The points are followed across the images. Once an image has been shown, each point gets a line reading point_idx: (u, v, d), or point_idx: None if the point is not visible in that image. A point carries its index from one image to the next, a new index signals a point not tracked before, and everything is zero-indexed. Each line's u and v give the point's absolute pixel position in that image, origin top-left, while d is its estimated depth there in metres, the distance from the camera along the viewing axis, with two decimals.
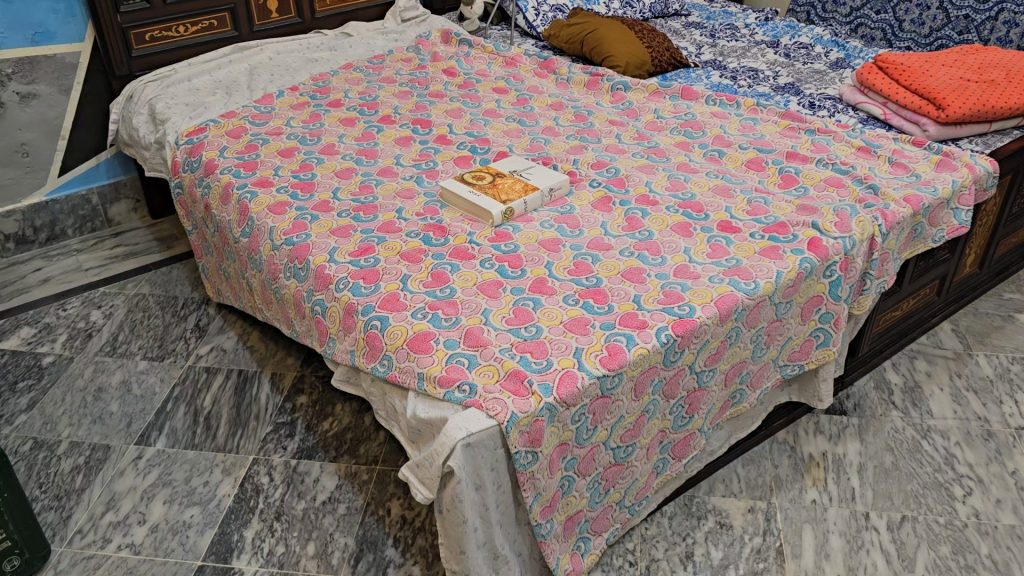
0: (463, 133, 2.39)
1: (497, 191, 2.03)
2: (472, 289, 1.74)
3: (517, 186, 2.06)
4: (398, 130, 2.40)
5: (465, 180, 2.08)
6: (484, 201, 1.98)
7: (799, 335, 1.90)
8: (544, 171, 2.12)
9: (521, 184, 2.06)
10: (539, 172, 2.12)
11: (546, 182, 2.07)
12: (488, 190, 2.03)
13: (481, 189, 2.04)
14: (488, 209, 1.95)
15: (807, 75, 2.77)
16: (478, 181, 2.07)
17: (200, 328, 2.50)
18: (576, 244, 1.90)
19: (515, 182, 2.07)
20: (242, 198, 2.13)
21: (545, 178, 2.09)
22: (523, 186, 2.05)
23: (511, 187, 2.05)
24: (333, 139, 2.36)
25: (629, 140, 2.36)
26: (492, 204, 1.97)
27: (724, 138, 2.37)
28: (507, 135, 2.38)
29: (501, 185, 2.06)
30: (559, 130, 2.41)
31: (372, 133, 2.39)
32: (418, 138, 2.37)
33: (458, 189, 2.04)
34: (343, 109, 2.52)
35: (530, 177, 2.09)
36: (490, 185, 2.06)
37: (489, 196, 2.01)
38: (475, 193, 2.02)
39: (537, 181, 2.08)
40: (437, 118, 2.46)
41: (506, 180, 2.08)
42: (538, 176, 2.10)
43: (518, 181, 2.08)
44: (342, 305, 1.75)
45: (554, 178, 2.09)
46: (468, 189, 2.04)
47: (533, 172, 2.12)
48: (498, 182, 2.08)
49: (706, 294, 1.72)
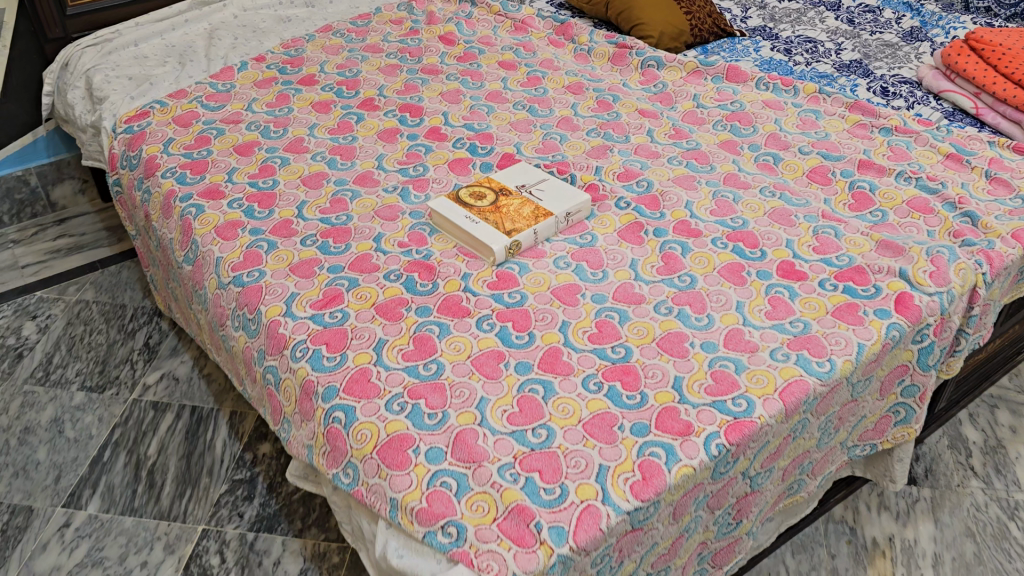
0: (461, 125, 1.97)
1: (500, 215, 1.62)
2: (465, 366, 1.35)
3: (526, 207, 1.64)
4: (382, 120, 1.98)
5: (460, 198, 1.67)
6: (484, 232, 1.58)
7: (874, 412, 1.52)
8: (560, 186, 1.71)
9: (530, 205, 1.65)
10: (553, 188, 1.70)
11: (563, 203, 1.66)
12: (489, 214, 1.62)
13: (480, 212, 1.63)
14: (489, 243, 1.55)
15: (876, 49, 2.31)
16: (476, 200, 1.66)
17: (150, 350, 2.12)
18: (599, 294, 1.50)
19: (523, 202, 1.66)
20: (185, 213, 1.72)
21: (561, 196, 1.68)
22: (533, 208, 1.64)
23: (519, 210, 1.64)
24: (302, 130, 1.94)
25: (663, 140, 1.93)
26: (494, 236, 1.56)
27: (779, 139, 1.94)
28: (514, 129, 1.96)
29: (506, 207, 1.64)
30: (578, 123, 1.98)
31: (350, 123, 1.96)
32: (406, 131, 1.94)
33: (451, 212, 1.63)
34: (317, 89, 2.08)
35: (543, 195, 1.68)
36: (493, 206, 1.64)
37: (491, 222, 1.60)
38: (473, 218, 1.61)
39: (551, 202, 1.66)
40: (429, 104, 2.03)
41: (513, 199, 1.66)
42: (552, 194, 1.68)
43: (527, 201, 1.66)
44: (298, 381, 1.37)
45: (573, 197, 1.67)
46: (464, 212, 1.63)
47: (546, 187, 1.70)
48: (502, 201, 1.66)
49: (768, 381, 1.33)
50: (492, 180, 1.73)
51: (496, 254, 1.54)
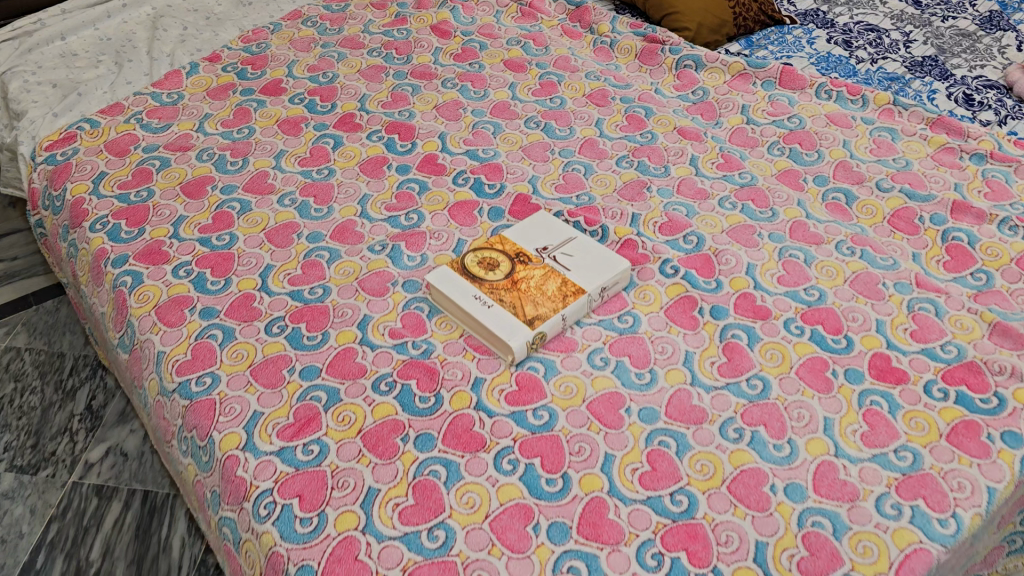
0: (462, 151, 1.60)
1: (519, 294, 1.27)
2: (481, 533, 1.02)
3: (551, 281, 1.30)
4: (365, 146, 1.61)
5: (466, 268, 1.32)
6: (499, 320, 1.23)
7: (988, 546, 1.22)
8: (592, 248, 1.36)
9: (556, 278, 1.30)
10: (583, 251, 1.35)
11: (596, 274, 1.31)
12: (505, 292, 1.28)
13: (493, 289, 1.28)
14: (507, 338, 1.21)
15: (952, 41, 1.95)
16: (488, 271, 1.31)
17: (93, 415, 1.80)
18: (558, 523, 1.03)
19: (547, 273, 1.31)
20: (119, 283, 1.36)
21: (594, 264, 1.33)
22: (559, 283, 1.30)
23: (542, 285, 1.29)
24: (266, 161, 1.57)
25: (710, 171, 1.58)
26: (512, 328, 1.22)
27: (851, 169, 1.59)
28: (527, 157, 1.60)
29: (526, 281, 1.30)
30: (605, 147, 1.62)
31: (325, 150, 1.60)
32: (394, 161, 1.58)
33: (456, 291, 1.28)
34: (284, 101, 1.71)
35: (571, 263, 1.33)
36: (509, 280, 1.30)
37: (508, 305, 1.26)
38: (485, 299, 1.27)
39: (581, 272, 1.32)
40: (422, 122, 1.66)
41: (534, 269, 1.32)
42: (582, 260, 1.34)
43: (552, 272, 1.31)
44: (262, 549, 1.04)
45: (608, 265, 1.33)
46: (472, 289, 1.28)
47: (574, 250, 1.36)
48: (520, 272, 1.31)
49: (880, 552, 1.01)
50: (505, 241, 1.38)
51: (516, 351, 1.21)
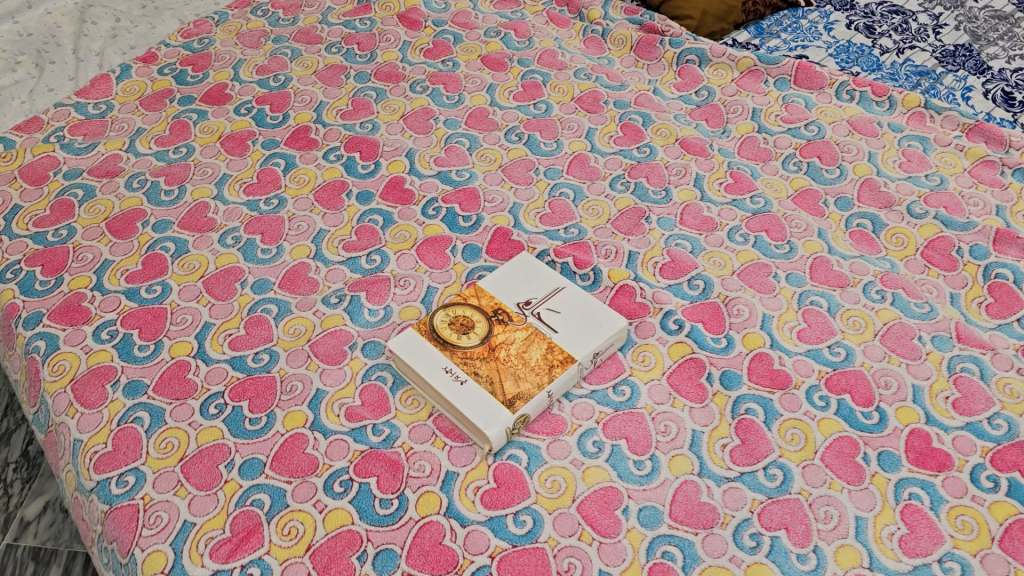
0: (433, 172, 1.40)
1: (497, 365, 1.09)
2: None
3: (535, 347, 1.11)
4: (321, 167, 1.40)
5: (435, 331, 1.13)
6: (473, 401, 1.05)
7: None
8: (583, 301, 1.17)
9: (540, 343, 1.11)
10: (571, 304, 1.16)
11: (588, 335, 1.12)
12: (481, 363, 1.09)
13: (467, 359, 1.09)
14: (483, 425, 1.02)
15: (986, 25, 1.73)
16: (461, 335, 1.12)
17: (29, 464, 1.63)
18: None
19: (530, 337, 1.12)
20: (31, 348, 1.17)
21: (585, 323, 1.14)
22: (544, 349, 1.11)
23: (524, 352, 1.10)
24: (206, 189, 1.37)
25: (717, 194, 1.38)
26: (489, 411, 1.04)
27: (877, 188, 1.39)
28: (507, 179, 1.39)
29: (506, 347, 1.11)
30: (596, 165, 1.42)
31: (275, 173, 1.39)
32: (354, 187, 1.37)
33: (424, 362, 1.09)
34: (229, 111, 1.50)
35: (558, 322, 1.14)
36: (485, 347, 1.11)
37: (485, 379, 1.07)
38: (457, 372, 1.08)
39: (570, 333, 1.13)
40: (387, 136, 1.45)
41: (515, 331, 1.13)
42: (571, 316, 1.15)
43: (536, 334, 1.12)
44: None
45: (601, 324, 1.14)
46: (442, 360, 1.09)
47: (562, 304, 1.16)
48: (499, 335, 1.12)
49: None
50: (481, 294, 1.18)
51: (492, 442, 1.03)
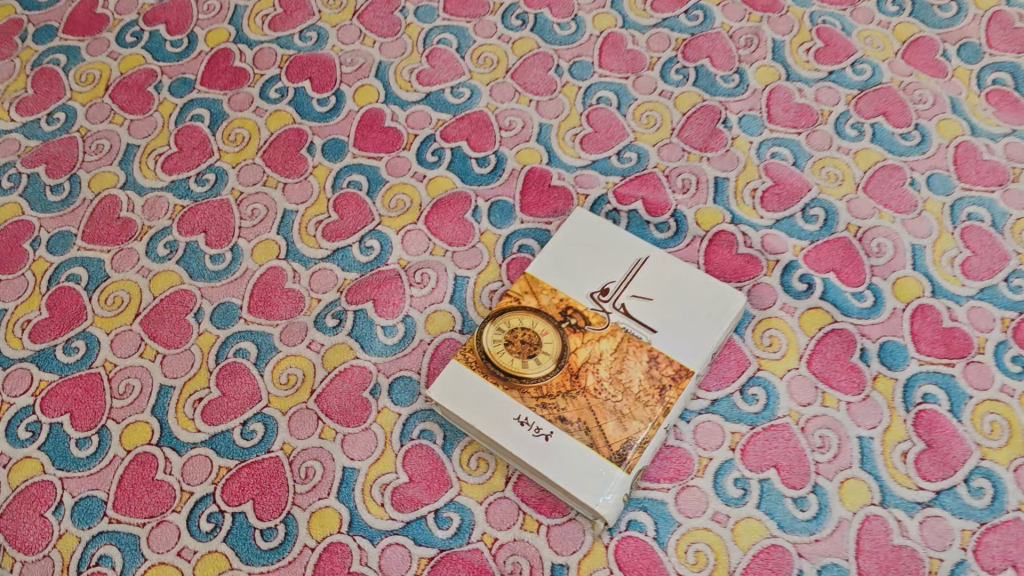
0: (418, 96, 1.01)
1: (589, 402, 0.78)
2: None
3: (632, 362, 0.80)
4: (263, 113, 1.00)
5: (489, 360, 0.80)
6: (570, 464, 0.75)
7: None
8: (678, 276, 0.84)
9: (637, 354, 0.80)
10: (665, 284, 0.84)
11: (699, 330, 0.81)
12: (565, 402, 0.78)
13: (545, 399, 0.78)
14: (592, 501, 0.74)
15: None
16: (527, 361, 0.79)
17: None
18: None
19: (621, 346, 0.81)
20: None
21: (690, 310, 0.82)
22: (645, 364, 0.80)
23: (619, 373, 0.79)
24: (109, 174, 0.97)
25: (806, 67, 1.01)
26: (595, 477, 0.75)
27: (1010, 27, 1.04)
28: (520, 88, 1.01)
29: (593, 370, 0.80)
30: (636, 47, 1.03)
31: (201, 133, 0.99)
32: (316, 137, 0.99)
33: (486, 414, 0.78)
34: (110, 44, 1.06)
35: (655, 316, 0.82)
36: (565, 374, 0.79)
37: (578, 427, 0.77)
38: (537, 423, 0.77)
39: (673, 329, 0.81)
40: (342, 48, 1.04)
41: (598, 341, 0.81)
42: (668, 303, 0.83)
43: (628, 341, 0.81)
44: None
45: (712, 307, 0.82)
46: (511, 408, 0.78)
47: (652, 286, 0.84)
48: (578, 351, 0.80)
49: None
50: (536, 285, 0.84)
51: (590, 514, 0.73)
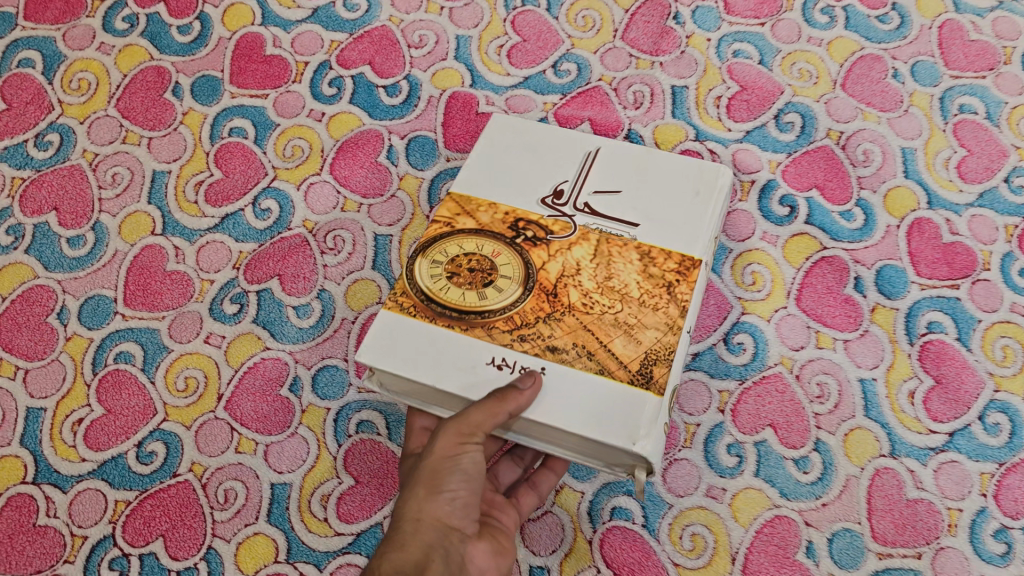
0: (305, 13, 0.83)
1: (581, 322, 0.61)
2: None
3: (620, 264, 0.64)
4: (110, 49, 0.81)
5: (433, 301, 0.62)
6: (582, 405, 0.58)
7: None
8: (645, 160, 0.71)
9: (624, 254, 0.65)
10: (633, 172, 0.70)
11: (691, 210, 0.67)
12: (548, 327, 0.61)
13: (522, 332, 0.61)
14: (628, 442, 0.56)
15: None
16: (484, 291, 0.62)
17: None
18: None
19: (600, 250, 0.65)
20: None
21: (673, 192, 0.68)
22: (638, 261, 0.64)
23: (609, 280, 0.63)
24: None
25: None
26: (619, 410, 0.57)
27: None
28: None
29: (573, 283, 0.63)
30: None
31: (34, 82, 0.80)
32: (181, 75, 0.80)
33: (449, 368, 0.59)
34: None
35: (634, 207, 0.67)
36: (538, 297, 0.62)
37: (577, 354, 0.60)
38: (520, 362, 0.59)
39: (663, 220, 0.66)
40: None
41: (569, 250, 0.65)
42: (647, 198, 0.68)
43: (608, 242, 0.66)
44: None
45: (699, 183, 0.69)
46: (480, 352, 0.60)
47: (616, 179, 0.70)
48: (547, 266, 0.64)
49: None
50: (468, 205, 0.68)
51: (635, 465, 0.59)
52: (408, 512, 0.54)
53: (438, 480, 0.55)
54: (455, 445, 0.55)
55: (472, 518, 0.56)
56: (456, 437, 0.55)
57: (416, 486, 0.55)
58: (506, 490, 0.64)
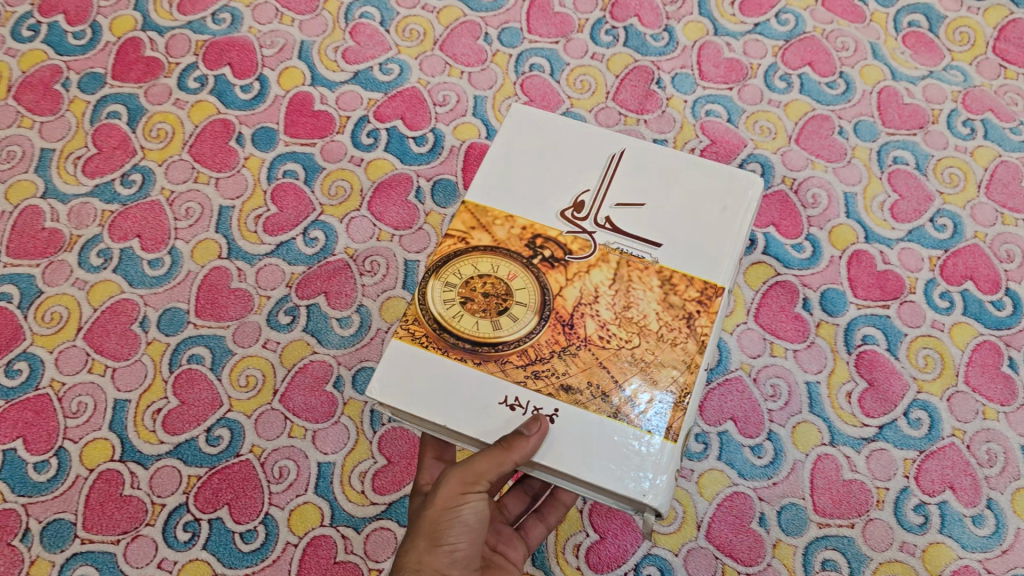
0: (346, 75, 0.98)
1: (596, 357, 0.63)
2: None
3: (639, 291, 0.65)
4: (184, 104, 0.96)
5: (448, 331, 0.63)
6: (598, 453, 0.60)
7: None
8: (671, 176, 0.70)
9: (644, 280, 0.65)
10: (658, 186, 0.69)
11: (717, 225, 0.67)
12: (562, 361, 0.63)
13: (536, 368, 0.62)
14: (640, 495, 0.59)
15: None
16: (499, 321, 0.63)
17: None
18: None
19: (620, 274, 0.66)
20: None
21: (699, 216, 0.68)
22: (658, 291, 0.65)
23: (628, 309, 0.65)
24: (27, 183, 0.92)
25: (732, 20, 1.01)
26: (634, 463, 0.59)
27: None
28: (451, 60, 0.99)
29: (590, 313, 0.64)
30: (565, 10, 1.03)
31: (120, 131, 0.95)
32: (244, 127, 0.95)
33: (459, 407, 0.62)
34: (5, 39, 0.99)
35: (657, 227, 0.67)
36: (554, 327, 0.64)
37: (591, 394, 0.61)
38: (532, 402, 0.62)
39: (689, 248, 0.66)
40: (259, 30, 1.00)
41: (588, 273, 0.66)
42: (675, 217, 0.68)
43: (628, 266, 0.66)
44: None
45: (727, 202, 0.68)
46: (493, 391, 0.62)
47: (640, 192, 0.69)
48: (563, 292, 0.65)
49: None
50: (483, 217, 0.68)
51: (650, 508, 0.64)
52: (409, 561, 0.59)
53: (438, 533, 0.60)
54: (454, 495, 0.61)
55: (471, 569, 0.61)
56: (455, 487, 0.61)
57: (417, 537, 0.60)
58: (514, 520, 0.71)
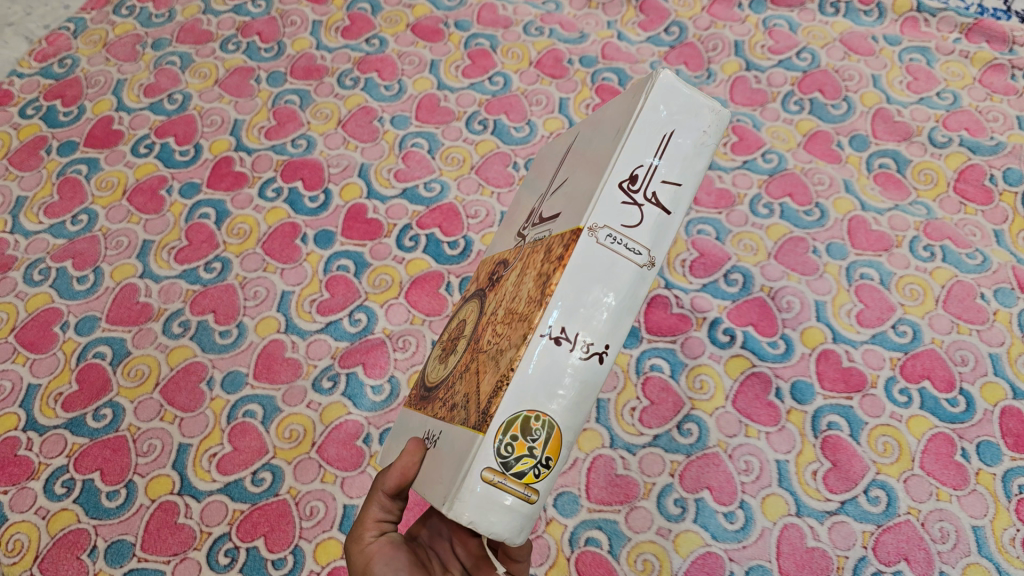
0: (396, 191, 1.17)
1: (478, 365, 0.61)
2: None
3: (531, 275, 0.61)
4: (261, 210, 1.16)
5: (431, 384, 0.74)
6: (445, 455, 0.58)
7: None
8: (598, 133, 0.65)
9: (537, 258, 0.61)
10: (586, 150, 0.66)
11: (609, 153, 0.58)
12: (461, 381, 0.63)
13: (448, 394, 0.65)
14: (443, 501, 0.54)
15: None
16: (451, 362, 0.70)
17: None
18: None
19: (525, 266, 0.64)
20: None
21: (600, 156, 0.60)
22: (540, 262, 0.59)
23: (516, 299, 0.61)
24: (129, 266, 1.12)
25: (724, 158, 1.18)
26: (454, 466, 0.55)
27: (891, 119, 1.22)
28: (483, 182, 1.18)
29: (494, 318, 0.63)
30: None
31: (207, 229, 1.14)
32: (308, 229, 1.14)
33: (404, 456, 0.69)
34: (125, 154, 1.22)
35: (567, 193, 0.64)
36: (471, 347, 0.65)
37: (461, 406, 0.60)
38: (434, 430, 0.64)
39: (578, 194, 0.60)
40: (328, 153, 1.21)
41: (508, 280, 0.66)
42: (584, 177, 0.62)
43: (535, 251, 0.63)
44: None
45: (626, 118, 0.58)
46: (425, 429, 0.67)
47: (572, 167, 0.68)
48: (489, 308, 0.66)
49: None
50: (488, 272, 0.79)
51: (493, 518, 0.53)
52: None
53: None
54: (361, 555, 0.67)
55: None
56: (357, 545, 0.68)
57: None
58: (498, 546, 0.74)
